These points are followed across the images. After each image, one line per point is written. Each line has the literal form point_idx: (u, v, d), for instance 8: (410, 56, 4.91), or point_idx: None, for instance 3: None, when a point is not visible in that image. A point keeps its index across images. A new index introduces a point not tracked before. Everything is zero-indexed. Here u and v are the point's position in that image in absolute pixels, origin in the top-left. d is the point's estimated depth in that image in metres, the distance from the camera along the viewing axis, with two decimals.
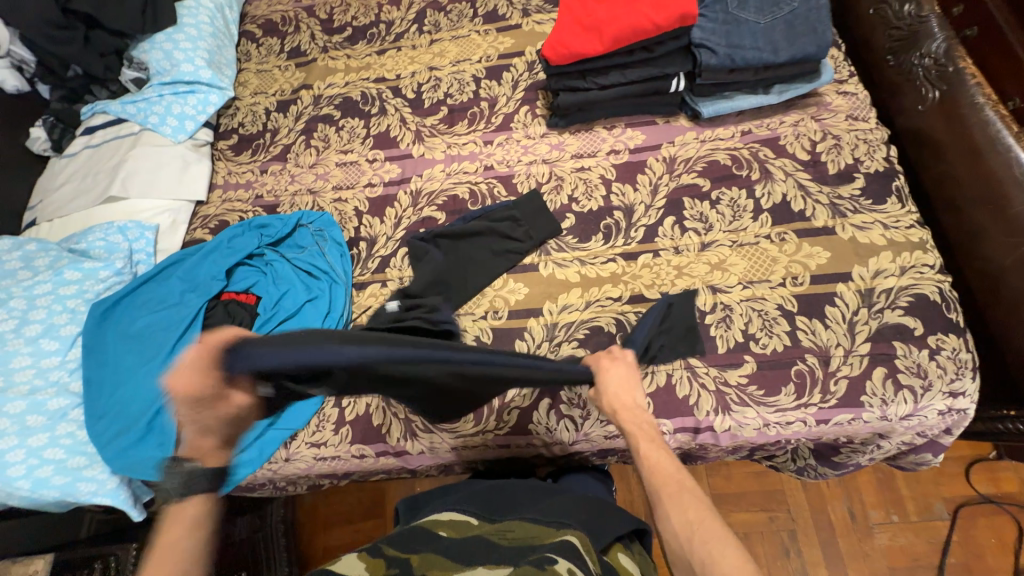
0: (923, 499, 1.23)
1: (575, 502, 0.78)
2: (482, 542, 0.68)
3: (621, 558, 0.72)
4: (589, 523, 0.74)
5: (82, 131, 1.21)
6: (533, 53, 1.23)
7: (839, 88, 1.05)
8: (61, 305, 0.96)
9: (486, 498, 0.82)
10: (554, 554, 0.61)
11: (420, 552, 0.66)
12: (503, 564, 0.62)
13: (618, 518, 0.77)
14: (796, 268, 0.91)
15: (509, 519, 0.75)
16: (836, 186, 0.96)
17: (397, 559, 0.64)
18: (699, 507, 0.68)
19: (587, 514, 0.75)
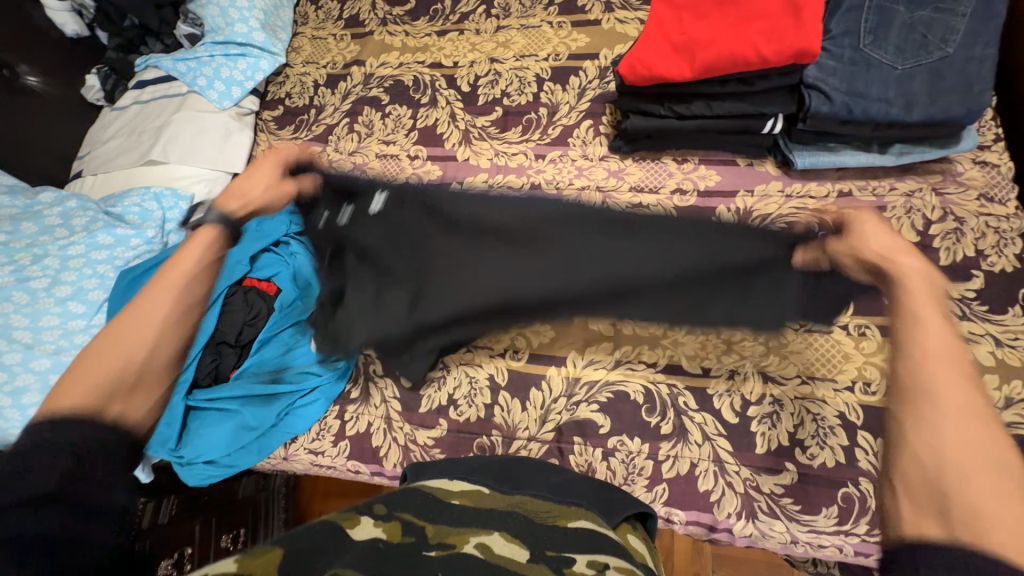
0: None
1: (582, 482, 0.71)
2: (496, 513, 0.59)
3: (631, 538, 0.62)
4: (598, 502, 0.66)
5: (134, 84, 1.18)
6: (607, 58, 1.08)
7: (977, 156, 0.86)
8: (92, 268, 0.97)
9: (496, 471, 0.73)
10: (569, 549, 0.52)
11: (436, 522, 0.57)
12: (520, 539, 0.54)
13: (619, 496, 0.68)
14: (871, 373, 0.78)
15: (525, 494, 0.65)
16: (945, 281, 0.80)
17: (415, 526, 0.55)
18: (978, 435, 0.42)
19: (598, 494, 0.68)
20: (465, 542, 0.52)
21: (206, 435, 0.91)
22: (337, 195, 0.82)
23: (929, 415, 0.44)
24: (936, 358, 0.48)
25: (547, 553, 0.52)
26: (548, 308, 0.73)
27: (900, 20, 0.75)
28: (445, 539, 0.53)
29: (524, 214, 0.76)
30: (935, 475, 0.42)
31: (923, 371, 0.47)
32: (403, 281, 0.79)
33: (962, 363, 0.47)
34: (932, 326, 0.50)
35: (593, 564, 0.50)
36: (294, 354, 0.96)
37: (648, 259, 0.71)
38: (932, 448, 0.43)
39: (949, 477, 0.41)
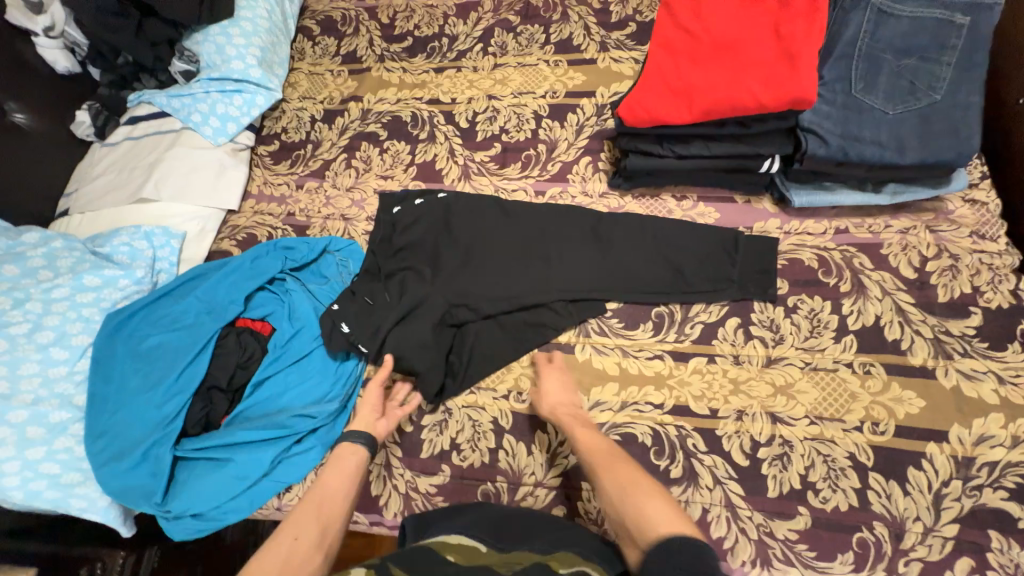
0: None
1: (586, 535, 0.69)
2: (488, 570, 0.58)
3: None
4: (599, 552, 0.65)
5: (126, 119, 1.17)
6: (604, 95, 1.10)
7: (966, 195, 0.89)
8: (77, 312, 0.92)
9: (495, 523, 0.71)
10: None
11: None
12: None
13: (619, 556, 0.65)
14: (879, 412, 0.77)
15: (521, 550, 0.64)
16: (945, 317, 0.81)
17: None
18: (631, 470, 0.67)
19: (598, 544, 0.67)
20: None
21: (195, 485, 0.87)
22: (405, 198, 1.04)
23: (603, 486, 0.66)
24: (588, 450, 0.72)
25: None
26: (563, 279, 0.92)
27: (889, 67, 0.78)
28: None
29: (552, 210, 0.99)
30: (620, 511, 0.62)
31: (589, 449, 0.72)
32: (445, 255, 0.97)
33: (598, 436, 0.76)
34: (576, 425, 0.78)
35: None
36: (290, 397, 0.93)
37: (629, 251, 0.93)
38: (619, 495, 0.63)
39: (635, 505, 0.61)
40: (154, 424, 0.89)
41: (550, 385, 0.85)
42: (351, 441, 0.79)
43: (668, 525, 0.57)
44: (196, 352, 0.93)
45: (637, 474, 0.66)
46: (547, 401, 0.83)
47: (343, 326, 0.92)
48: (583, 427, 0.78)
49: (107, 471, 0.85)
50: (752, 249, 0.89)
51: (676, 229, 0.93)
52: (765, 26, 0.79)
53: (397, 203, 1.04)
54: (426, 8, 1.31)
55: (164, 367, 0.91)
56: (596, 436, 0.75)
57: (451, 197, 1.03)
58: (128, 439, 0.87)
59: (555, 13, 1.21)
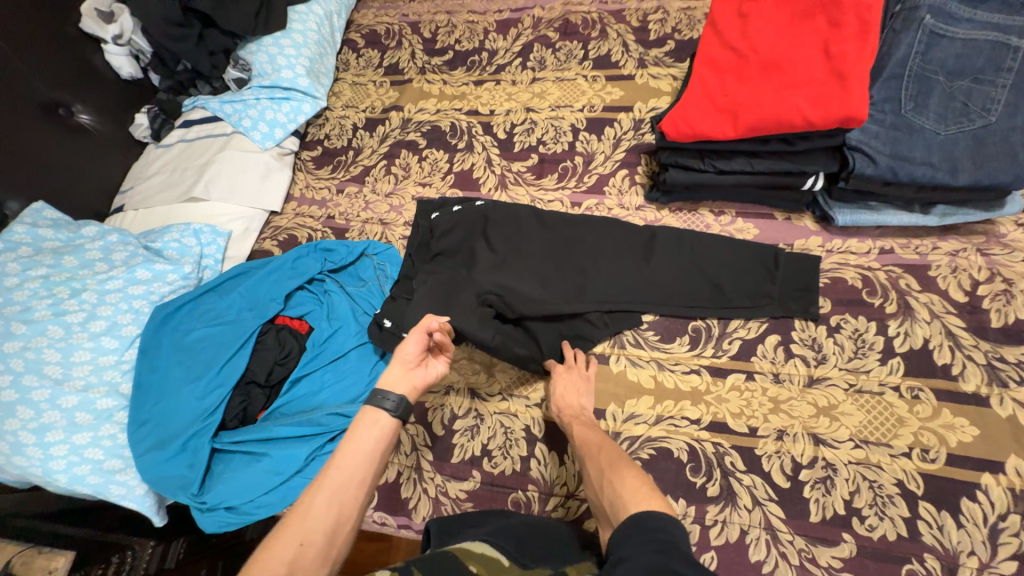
0: None
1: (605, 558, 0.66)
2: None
3: None
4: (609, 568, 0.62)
5: (180, 123, 1.23)
6: (642, 110, 1.11)
7: (1020, 219, 0.87)
8: (127, 303, 0.96)
9: (516, 536, 0.69)
10: None
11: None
12: None
13: None
14: (929, 439, 0.75)
15: (541, 567, 0.61)
16: (999, 343, 0.78)
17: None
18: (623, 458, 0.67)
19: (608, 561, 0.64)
20: None
21: (231, 478, 0.88)
22: (445, 205, 1.06)
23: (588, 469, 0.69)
24: (579, 437, 0.76)
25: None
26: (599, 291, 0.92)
27: (941, 88, 0.77)
28: None
29: (589, 221, 1.00)
30: (599, 491, 0.64)
31: (582, 439, 0.75)
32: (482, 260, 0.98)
33: (593, 427, 0.78)
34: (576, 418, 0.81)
35: None
36: (325, 396, 0.95)
37: (666, 264, 0.93)
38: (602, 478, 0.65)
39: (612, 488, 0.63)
40: (194, 416, 0.91)
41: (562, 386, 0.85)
42: (373, 407, 0.69)
43: (636, 495, 0.58)
44: (238, 347, 0.95)
45: (622, 455, 0.68)
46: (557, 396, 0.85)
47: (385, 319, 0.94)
48: (581, 425, 0.79)
49: (149, 459, 0.87)
50: (794, 267, 0.88)
51: (714, 244, 0.92)
52: (813, 46, 0.80)
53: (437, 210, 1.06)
54: (467, 23, 1.35)
55: (206, 360, 0.94)
56: (592, 427, 0.78)
57: (489, 205, 1.04)
58: (169, 429, 0.89)
59: (593, 30, 1.24)
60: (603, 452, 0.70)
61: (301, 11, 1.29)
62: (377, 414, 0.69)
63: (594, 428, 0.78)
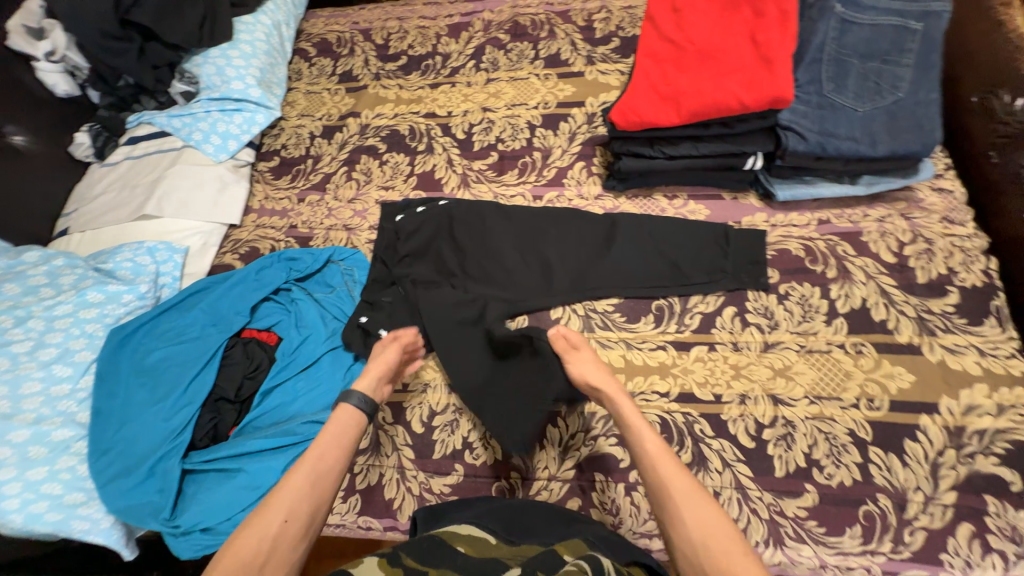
0: None
1: (594, 530, 0.71)
2: (499, 561, 0.58)
3: None
4: (610, 545, 0.67)
5: (126, 140, 1.19)
6: (594, 105, 1.16)
7: (935, 184, 0.96)
8: (80, 328, 0.92)
9: (504, 516, 0.72)
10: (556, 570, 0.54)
11: (437, 565, 0.57)
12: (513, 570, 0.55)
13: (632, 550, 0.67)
14: (873, 389, 0.81)
15: (529, 544, 0.65)
16: (925, 297, 0.86)
17: (418, 568, 0.56)
18: (715, 512, 0.62)
19: (606, 536, 0.69)
20: None
21: (206, 499, 0.86)
22: (410, 207, 1.08)
23: (678, 518, 0.62)
24: (661, 471, 0.67)
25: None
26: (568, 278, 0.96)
27: (856, 70, 0.85)
28: None
29: (552, 212, 1.03)
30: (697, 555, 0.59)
31: (662, 472, 0.66)
32: (450, 260, 1.01)
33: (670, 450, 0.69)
34: (649, 442, 0.70)
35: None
36: (299, 405, 0.93)
37: (627, 247, 0.97)
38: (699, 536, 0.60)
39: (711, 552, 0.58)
40: (162, 438, 0.88)
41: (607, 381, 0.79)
42: (349, 406, 0.78)
43: None
44: (203, 364, 0.93)
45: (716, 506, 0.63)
46: (574, 369, 0.82)
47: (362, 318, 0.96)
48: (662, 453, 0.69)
49: (114, 487, 0.84)
50: (742, 242, 0.94)
51: (668, 226, 0.97)
52: (741, 35, 0.86)
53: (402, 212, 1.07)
54: (419, 28, 1.37)
55: (171, 380, 0.91)
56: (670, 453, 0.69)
57: (453, 204, 1.06)
58: (135, 455, 0.86)
59: (542, 31, 1.28)
60: (695, 499, 0.63)
61: (248, 21, 1.28)
62: (351, 411, 0.78)
63: (668, 449, 0.69)
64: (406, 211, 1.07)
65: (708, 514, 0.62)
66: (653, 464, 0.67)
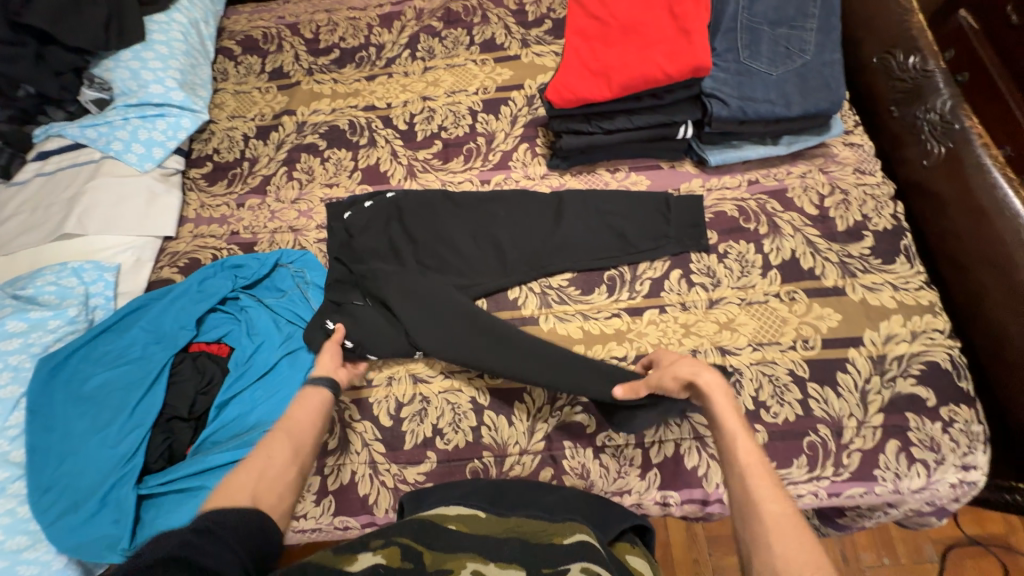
0: (912, 539, 1.12)
1: (571, 499, 0.73)
2: (496, 539, 0.59)
3: (629, 558, 0.64)
4: (592, 518, 0.70)
5: (34, 156, 1.10)
6: (532, 87, 1.18)
7: (847, 139, 1.04)
8: (2, 361, 0.85)
9: (489, 495, 0.73)
10: (563, 563, 0.53)
11: (432, 547, 0.56)
12: (516, 563, 0.54)
13: (617, 511, 0.71)
14: (807, 330, 0.88)
15: (519, 516, 0.66)
16: (846, 243, 0.94)
17: (412, 549, 0.54)
18: (817, 566, 0.46)
19: (588, 508, 0.71)
20: (462, 567, 0.52)
21: (166, 522, 0.82)
22: (357, 202, 1.06)
23: (751, 507, 0.53)
24: (749, 467, 0.57)
25: (544, 571, 0.53)
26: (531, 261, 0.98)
27: (767, 37, 0.92)
28: (444, 566, 0.52)
29: (500, 195, 1.04)
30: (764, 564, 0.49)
31: (753, 491, 0.54)
32: (407, 256, 0.99)
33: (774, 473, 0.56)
34: (739, 438, 0.60)
35: (588, 571, 0.52)
36: (259, 414, 0.90)
37: (578, 222, 1.00)
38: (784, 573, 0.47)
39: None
40: (109, 466, 0.83)
41: (709, 377, 0.68)
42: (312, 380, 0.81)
43: None
44: (150, 384, 0.88)
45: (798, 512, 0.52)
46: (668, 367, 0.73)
47: (329, 322, 0.93)
48: (747, 447, 0.59)
49: (62, 524, 0.79)
50: (682, 207, 0.99)
51: (612, 199, 1.01)
52: (659, 10, 0.91)
53: (351, 207, 1.05)
54: (349, 20, 1.34)
55: (114, 406, 0.86)
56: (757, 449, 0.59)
57: (402, 196, 1.05)
58: (82, 488, 0.81)
59: (475, 16, 1.28)
60: (789, 520, 0.51)
61: (161, 20, 1.21)
62: (315, 387, 0.79)
63: (773, 473, 0.56)
64: (355, 207, 1.05)
65: (803, 560, 0.47)
66: (744, 481, 0.56)
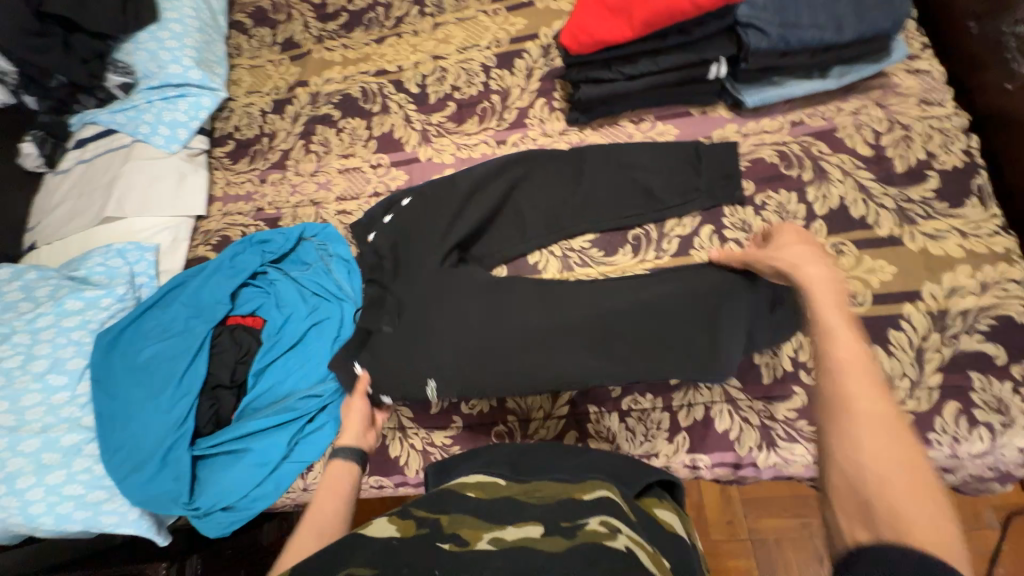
0: (970, 506, 1.05)
1: (596, 458, 0.71)
2: (515, 502, 0.58)
3: (657, 512, 0.63)
4: (618, 476, 0.67)
5: (74, 144, 1.15)
6: (548, 35, 1.09)
7: (910, 66, 0.91)
8: (66, 337, 0.93)
9: (511, 460, 0.71)
10: (583, 516, 0.53)
11: (450, 511, 0.57)
12: (532, 520, 0.54)
13: (644, 467, 0.69)
14: (855, 286, 0.80)
15: (540, 482, 0.63)
16: (905, 186, 0.84)
17: (428, 519, 0.56)
18: (913, 475, 0.39)
19: (616, 466, 0.68)
20: (479, 538, 0.51)
21: (218, 479, 0.89)
22: (373, 215, 0.99)
23: (843, 405, 0.43)
24: (848, 362, 0.45)
25: (563, 525, 0.53)
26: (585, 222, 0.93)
27: None
28: (459, 532, 0.53)
29: (522, 164, 0.97)
30: (858, 481, 0.40)
31: (847, 384, 0.44)
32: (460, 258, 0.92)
33: (876, 368, 0.45)
34: (842, 331, 0.48)
35: (607, 523, 0.52)
36: (293, 382, 0.95)
37: (616, 172, 0.94)
38: (876, 477, 0.39)
39: (884, 514, 0.38)
40: (165, 430, 0.90)
41: (811, 273, 0.57)
42: (340, 461, 0.76)
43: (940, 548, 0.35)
44: (193, 355, 0.94)
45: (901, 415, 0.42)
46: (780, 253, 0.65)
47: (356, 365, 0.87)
48: (849, 341, 0.47)
49: (131, 482, 0.87)
50: (715, 155, 0.91)
51: (635, 152, 0.94)
52: None
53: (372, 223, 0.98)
54: None
55: (164, 375, 0.92)
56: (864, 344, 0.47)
57: (423, 192, 0.97)
58: (144, 450, 0.88)
59: None
60: (893, 428, 0.41)
61: None
62: (345, 462, 0.76)
63: (873, 363, 0.46)
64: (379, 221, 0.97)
65: (895, 459, 0.40)
66: (837, 370, 0.45)
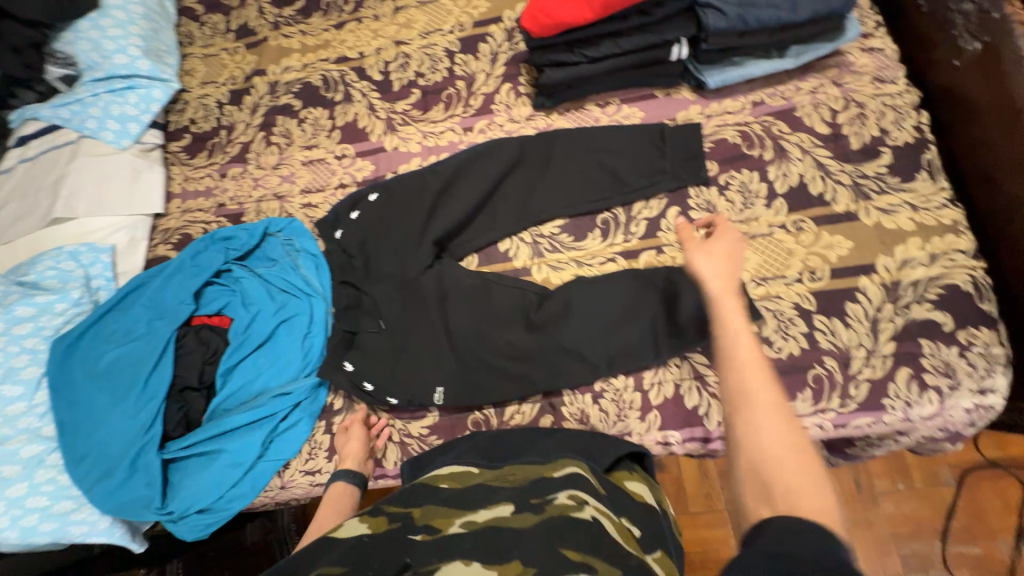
0: (928, 465, 1.11)
1: (566, 439, 0.73)
2: (488, 487, 0.59)
3: (626, 481, 0.67)
4: (588, 453, 0.71)
5: (13, 141, 1.08)
6: (511, 18, 1.08)
7: (864, 44, 0.93)
8: (19, 345, 0.90)
9: (485, 448, 0.74)
10: (552, 491, 0.56)
11: (421, 503, 0.58)
12: (505, 500, 0.55)
13: (614, 441, 0.72)
14: (814, 262, 0.83)
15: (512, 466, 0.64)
16: (860, 163, 0.86)
17: (399, 513, 0.57)
18: (793, 449, 0.52)
19: (585, 445, 0.72)
20: (451, 524, 0.53)
21: (192, 482, 0.87)
22: (339, 212, 0.99)
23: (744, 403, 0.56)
24: (744, 369, 0.58)
25: (533, 502, 0.54)
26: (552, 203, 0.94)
27: None
28: (431, 522, 0.54)
29: (487, 152, 0.97)
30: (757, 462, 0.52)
31: (746, 387, 0.57)
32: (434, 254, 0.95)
33: (765, 372, 0.58)
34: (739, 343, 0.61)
35: (574, 497, 0.54)
36: (264, 380, 0.93)
37: (580, 154, 0.95)
38: (769, 460, 0.51)
39: (776, 487, 0.50)
40: (132, 436, 0.87)
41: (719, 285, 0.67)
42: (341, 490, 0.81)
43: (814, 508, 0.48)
44: (158, 358, 0.91)
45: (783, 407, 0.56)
46: (713, 250, 0.72)
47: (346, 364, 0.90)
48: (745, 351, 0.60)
49: (99, 490, 0.85)
50: (678, 136, 0.92)
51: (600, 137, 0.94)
52: None
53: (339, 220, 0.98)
54: None
55: (127, 380, 0.89)
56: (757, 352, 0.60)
57: (390, 188, 0.98)
58: (111, 457, 0.86)
59: None
60: (777, 416, 0.54)
61: None
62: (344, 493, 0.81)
63: (765, 368, 0.59)
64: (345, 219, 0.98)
65: (779, 441, 0.52)
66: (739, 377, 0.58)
